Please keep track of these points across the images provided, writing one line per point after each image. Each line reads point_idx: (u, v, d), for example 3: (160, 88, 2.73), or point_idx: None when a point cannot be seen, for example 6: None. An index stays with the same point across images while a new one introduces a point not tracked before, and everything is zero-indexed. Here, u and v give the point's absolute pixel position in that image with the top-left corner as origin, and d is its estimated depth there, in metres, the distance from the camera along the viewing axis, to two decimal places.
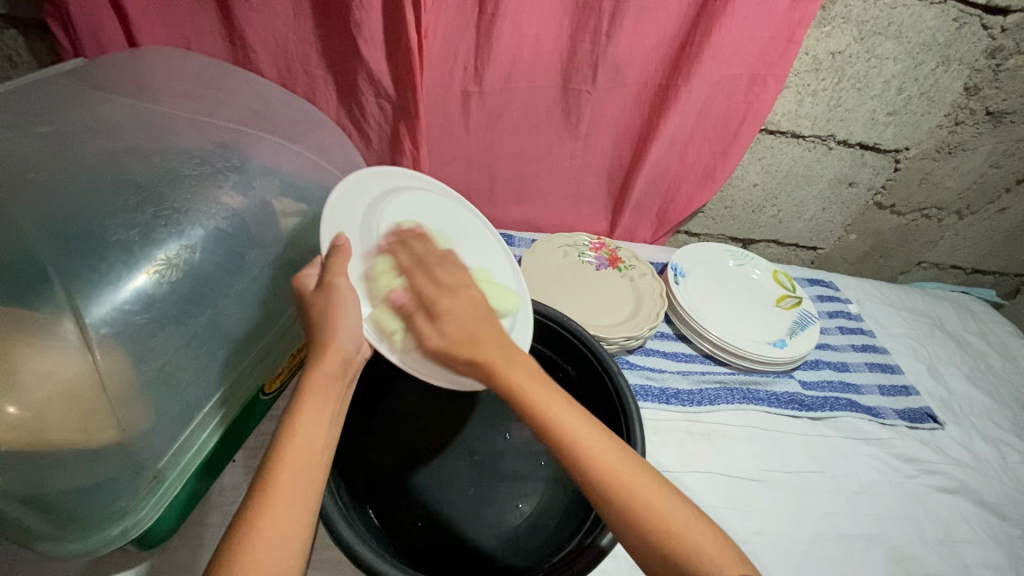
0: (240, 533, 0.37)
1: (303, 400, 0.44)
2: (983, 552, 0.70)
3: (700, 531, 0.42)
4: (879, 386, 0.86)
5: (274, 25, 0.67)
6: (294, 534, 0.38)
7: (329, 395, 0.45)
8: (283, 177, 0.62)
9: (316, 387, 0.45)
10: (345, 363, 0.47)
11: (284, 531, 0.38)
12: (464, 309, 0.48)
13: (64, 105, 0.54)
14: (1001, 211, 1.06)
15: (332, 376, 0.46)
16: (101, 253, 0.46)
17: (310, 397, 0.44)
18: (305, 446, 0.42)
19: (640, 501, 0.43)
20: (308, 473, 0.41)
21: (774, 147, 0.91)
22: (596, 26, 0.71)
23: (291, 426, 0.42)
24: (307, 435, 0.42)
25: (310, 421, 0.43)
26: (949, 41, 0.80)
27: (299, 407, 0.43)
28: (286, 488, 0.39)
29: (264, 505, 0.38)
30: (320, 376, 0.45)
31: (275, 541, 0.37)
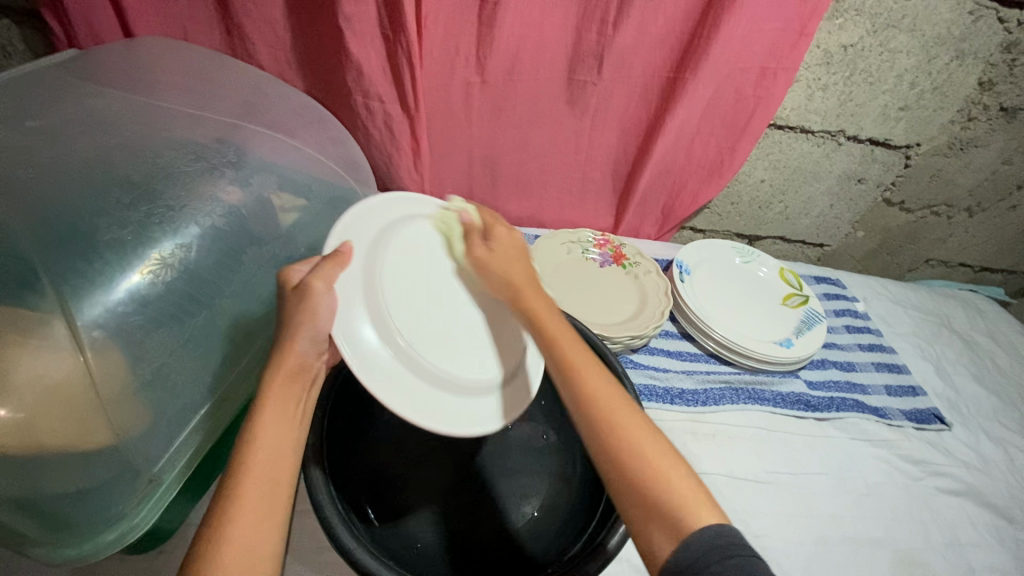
0: (208, 543, 0.36)
1: (262, 411, 0.42)
2: (990, 556, 0.69)
3: (672, 469, 0.41)
4: (886, 386, 0.85)
5: (272, 15, 0.65)
6: (261, 555, 0.37)
7: (291, 402, 0.44)
8: (280, 172, 0.61)
9: (276, 396, 0.43)
10: (303, 369, 0.45)
11: (249, 553, 0.37)
12: (510, 247, 0.57)
13: (56, 99, 0.52)
14: (1012, 208, 1.05)
15: (291, 384, 0.44)
16: (93, 252, 0.45)
17: (268, 406, 0.43)
18: (268, 455, 0.41)
19: (624, 427, 0.43)
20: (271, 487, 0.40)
21: (782, 142, 0.89)
22: (602, 16, 0.69)
23: (256, 430, 0.41)
24: (270, 443, 0.41)
25: (271, 433, 0.42)
26: (964, 34, 0.78)
27: (261, 416, 0.42)
28: (250, 505, 0.38)
29: (238, 508, 0.38)
30: (280, 383, 0.44)
31: (243, 549, 0.37)
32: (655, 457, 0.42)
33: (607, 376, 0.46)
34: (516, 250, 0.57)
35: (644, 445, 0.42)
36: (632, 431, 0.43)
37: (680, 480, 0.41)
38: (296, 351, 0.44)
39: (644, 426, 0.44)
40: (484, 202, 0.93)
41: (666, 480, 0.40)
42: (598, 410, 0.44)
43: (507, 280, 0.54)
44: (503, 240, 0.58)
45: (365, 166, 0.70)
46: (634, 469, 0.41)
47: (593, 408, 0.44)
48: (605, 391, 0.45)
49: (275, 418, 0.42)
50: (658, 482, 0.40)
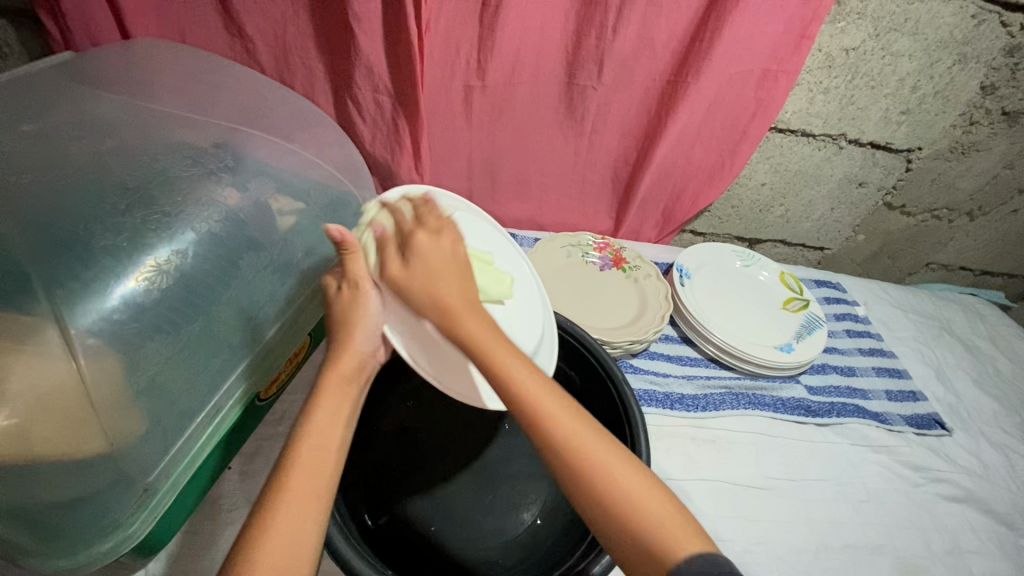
0: (258, 528, 0.37)
1: (320, 401, 0.44)
2: (990, 563, 0.69)
3: (653, 501, 0.40)
4: (887, 391, 0.85)
5: (271, 16, 0.65)
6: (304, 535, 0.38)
7: (344, 396, 0.46)
8: (278, 176, 0.60)
9: (330, 390, 0.45)
10: (361, 366, 0.48)
11: (292, 533, 0.37)
12: (437, 257, 0.48)
13: (52, 103, 0.52)
14: (1013, 212, 1.04)
15: (346, 380, 0.47)
16: (87, 259, 0.44)
17: (325, 399, 0.45)
18: (320, 445, 0.42)
19: (604, 471, 0.41)
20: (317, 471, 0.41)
21: (783, 145, 0.89)
22: (602, 21, 0.69)
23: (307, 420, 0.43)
24: (324, 433, 0.43)
25: (321, 422, 0.43)
26: (966, 38, 0.77)
27: (316, 407, 0.44)
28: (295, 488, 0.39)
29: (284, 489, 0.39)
30: (338, 378, 0.46)
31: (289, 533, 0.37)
32: (633, 490, 0.41)
33: (570, 404, 0.43)
34: (448, 243, 0.49)
35: (627, 483, 0.41)
36: (618, 477, 0.41)
37: (664, 512, 0.40)
38: (354, 345, 0.47)
39: (625, 464, 0.42)
40: (483, 205, 0.93)
41: (648, 517, 0.40)
42: (576, 453, 0.41)
43: (433, 294, 0.45)
44: (424, 253, 0.47)
45: (364, 169, 0.69)
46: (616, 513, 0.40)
47: (557, 444, 0.41)
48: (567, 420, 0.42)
49: (326, 410, 0.44)
50: (640, 516, 0.39)
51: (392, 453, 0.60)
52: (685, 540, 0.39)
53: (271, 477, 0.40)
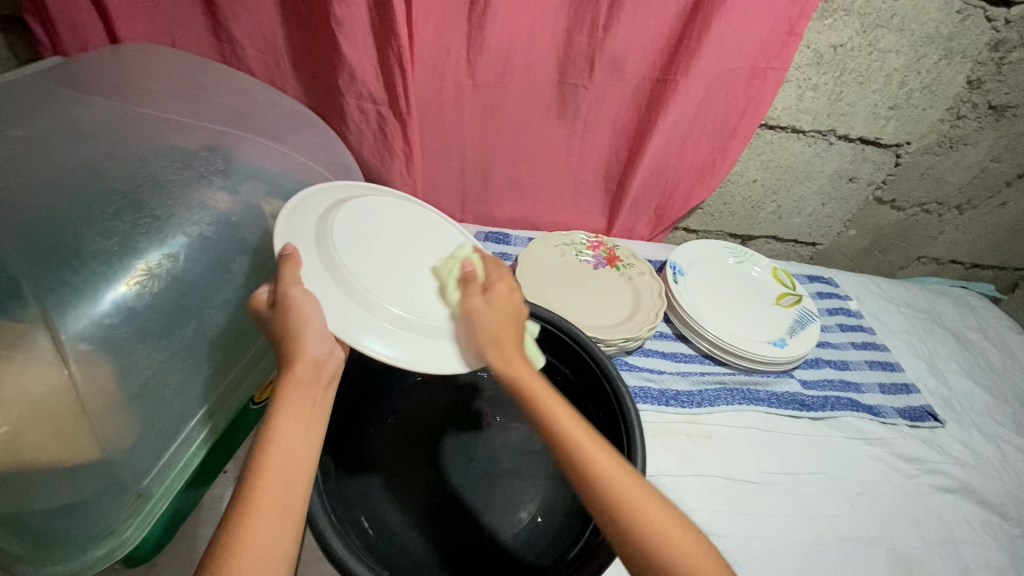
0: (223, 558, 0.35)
1: (280, 412, 0.41)
2: (984, 553, 0.70)
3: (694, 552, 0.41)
4: (880, 384, 0.86)
5: (260, 19, 0.65)
6: (276, 557, 0.36)
7: (307, 400, 0.43)
8: (269, 178, 0.60)
9: (293, 395, 0.42)
10: (320, 366, 0.44)
11: (264, 554, 0.36)
12: (503, 312, 0.50)
13: (40, 108, 0.51)
14: (1001, 205, 1.05)
15: (306, 385, 0.43)
16: (76, 265, 0.44)
17: (287, 407, 0.42)
18: (285, 457, 0.40)
19: (643, 518, 0.41)
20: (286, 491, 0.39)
21: (773, 142, 0.90)
22: (593, 18, 0.69)
23: (270, 433, 0.40)
24: (288, 444, 0.40)
25: (286, 432, 0.41)
26: (952, 33, 0.78)
27: (276, 418, 0.41)
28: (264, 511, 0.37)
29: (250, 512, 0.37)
30: (296, 384, 0.42)
31: (260, 557, 0.35)
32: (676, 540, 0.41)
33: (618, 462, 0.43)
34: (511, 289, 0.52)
35: (664, 527, 0.41)
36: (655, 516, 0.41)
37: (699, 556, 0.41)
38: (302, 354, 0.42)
39: (656, 499, 0.42)
40: (477, 205, 0.93)
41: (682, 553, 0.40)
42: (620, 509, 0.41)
43: (490, 336, 0.48)
44: (497, 298, 0.51)
45: (355, 171, 0.69)
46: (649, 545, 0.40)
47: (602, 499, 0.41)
48: (611, 469, 0.42)
49: (291, 418, 0.41)
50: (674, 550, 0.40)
51: (387, 457, 0.59)
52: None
53: (232, 497, 0.38)
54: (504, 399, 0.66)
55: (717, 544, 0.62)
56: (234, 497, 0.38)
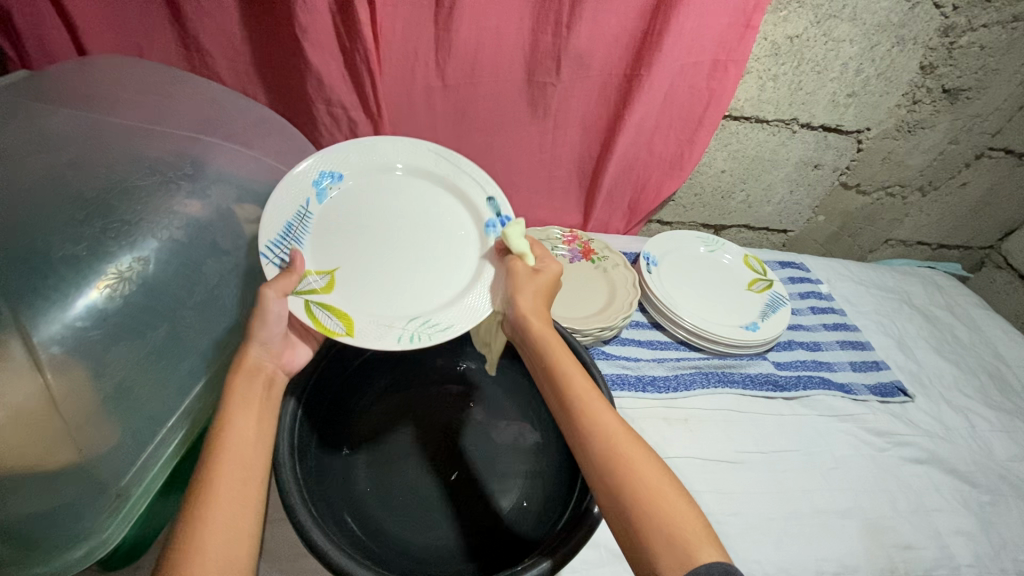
0: (193, 522, 0.39)
1: (233, 396, 0.47)
2: (955, 519, 0.72)
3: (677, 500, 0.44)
4: (851, 363, 0.88)
5: (227, 28, 0.66)
6: (243, 521, 0.40)
7: (252, 397, 0.48)
8: (240, 184, 0.61)
9: (239, 390, 0.48)
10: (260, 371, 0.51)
11: (231, 517, 0.40)
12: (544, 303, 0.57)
13: (6, 119, 0.52)
14: (962, 185, 1.09)
15: (251, 379, 0.50)
16: (46, 271, 0.45)
17: (237, 395, 0.48)
18: (240, 437, 0.45)
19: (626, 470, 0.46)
20: (246, 466, 0.43)
21: (739, 132, 0.92)
22: (556, 18, 0.71)
23: (226, 416, 0.45)
24: (241, 425, 0.45)
25: (239, 419, 0.46)
26: (902, 20, 0.81)
27: (230, 401, 0.47)
28: (227, 481, 0.42)
29: (217, 481, 0.41)
30: (243, 377, 0.49)
31: (229, 519, 0.40)
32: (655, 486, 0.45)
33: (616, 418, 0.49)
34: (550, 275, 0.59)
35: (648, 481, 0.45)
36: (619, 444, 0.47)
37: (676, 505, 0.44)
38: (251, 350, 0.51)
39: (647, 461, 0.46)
40: None
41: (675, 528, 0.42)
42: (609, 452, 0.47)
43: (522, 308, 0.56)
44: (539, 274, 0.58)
45: None
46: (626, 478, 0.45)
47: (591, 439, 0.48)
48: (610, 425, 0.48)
49: (241, 406, 0.47)
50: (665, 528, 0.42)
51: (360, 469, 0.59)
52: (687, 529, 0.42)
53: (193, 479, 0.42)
54: (482, 391, 0.67)
55: None
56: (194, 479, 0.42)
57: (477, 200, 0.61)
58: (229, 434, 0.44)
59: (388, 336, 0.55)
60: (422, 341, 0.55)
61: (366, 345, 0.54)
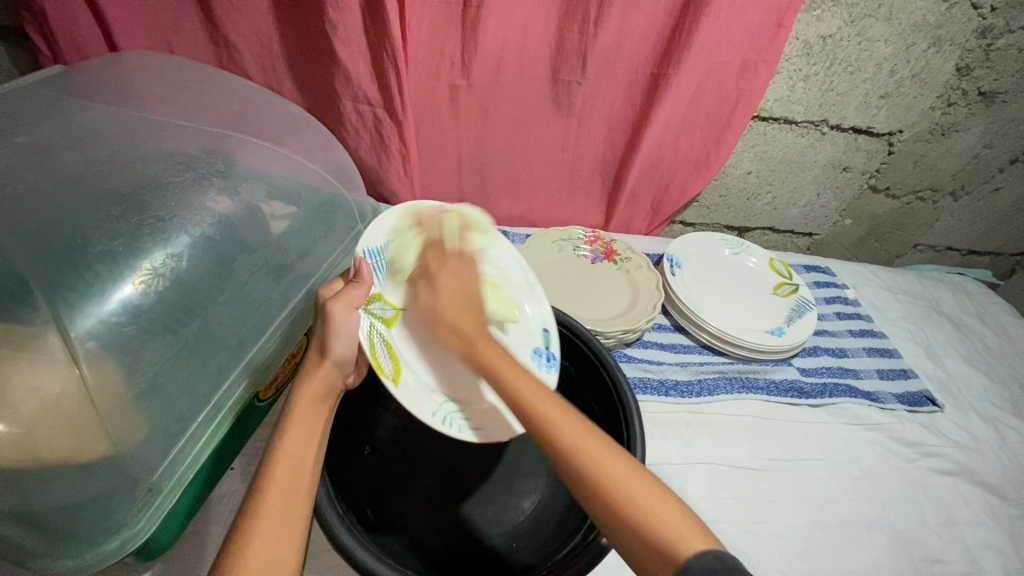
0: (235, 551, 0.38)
1: (293, 414, 0.46)
2: (985, 533, 0.70)
3: (637, 482, 0.41)
4: (878, 370, 0.86)
5: (257, 26, 0.66)
6: (282, 555, 0.39)
7: (314, 415, 0.47)
8: (269, 181, 0.61)
9: (301, 408, 0.47)
10: (330, 386, 0.50)
11: (269, 551, 0.38)
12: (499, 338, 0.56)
13: (43, 115, 0.53)
14: (995, 191, 1.06)
15: (319, 398, 0.48)
16: (82, 266, 0.45)
17: (300, 413, 0.47)
18: (294, 464, 0.43)
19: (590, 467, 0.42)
20: (291, 495, 0.42)
21: (766, 133, 0.91)
22: (583, 16, 0.70)
23: (281, 436, 0.45)
24: (298, 448, 0.44)
25: (294, 440, 0.45)
26: (939, 21, 0.79)
27: (290, 421, 0.46)
28: (271, 510, 0.40)
29: (262, 507, 0.40)
30: (311, 397, 0.48)
31: (272, 552, 0.38)
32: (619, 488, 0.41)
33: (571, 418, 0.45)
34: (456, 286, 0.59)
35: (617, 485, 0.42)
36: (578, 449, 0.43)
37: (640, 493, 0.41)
38: (325, 365, 0.49)
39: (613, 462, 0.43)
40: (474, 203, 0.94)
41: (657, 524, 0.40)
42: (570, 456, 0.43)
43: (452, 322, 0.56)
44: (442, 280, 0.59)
45: (352, 171, 0.70)
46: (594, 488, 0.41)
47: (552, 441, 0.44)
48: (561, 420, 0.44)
49: (297, 429, 0.45)
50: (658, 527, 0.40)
51: (382, 469, 0.58)
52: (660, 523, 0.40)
53: (247, 499, 0.41)
54: None
55: (718, 530, 0.63)
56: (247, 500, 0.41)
57: (534, 326, 0.64)
58: (285, 455, 0.44)
59: (423, 406, 0.54)
60: (450, 427, 0.53)
61: (404, 400, 0.53)
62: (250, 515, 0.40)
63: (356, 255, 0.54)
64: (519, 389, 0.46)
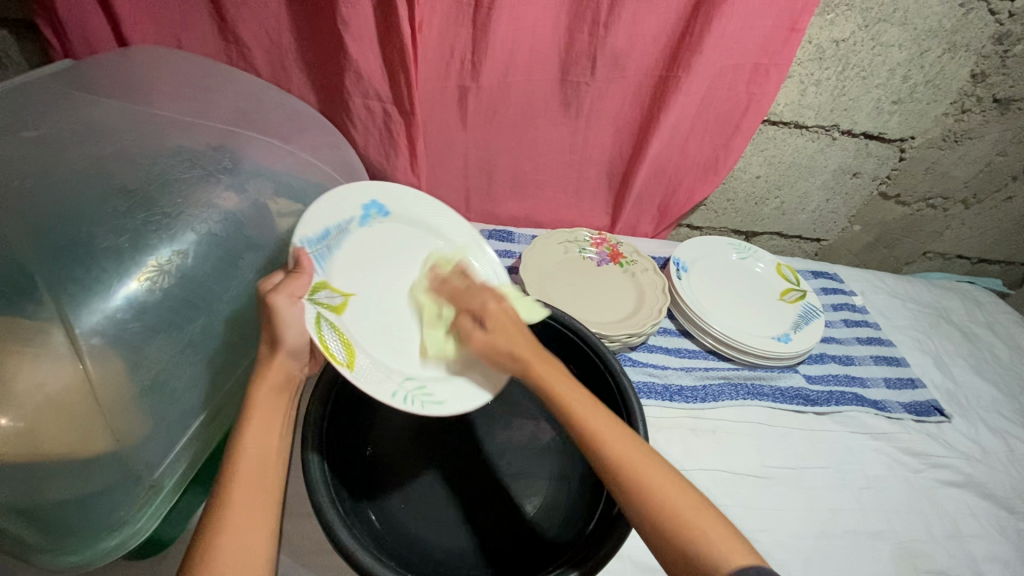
0: (204, 554, 0.37)
1: (255, 410, 0.44)
2: (991, 547, 0.69)
3: (678, 492, 0.45)
4: (885, 379, 0.86)
5: (266, 22, 0.66)
6: (253, 557, 0.39)
7: (276, 408, 0.45)
8: (276, 178, 0.61)
9: (263, 402, 0.45)
10: (291, 376, 0.48)
11: (240, 555, 0.38)
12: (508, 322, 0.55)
13: (52, 109, 0.53)
14: (1007, 199, 1.05)
15: (279, 390, 0.46)
16: (88, 261, 0.45)
17: (258, 409, 0.45)
18: (260, 461, 0.42)
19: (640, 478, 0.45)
20: (261, 494, 0.41)
21: (776, 138, 0.90)
22: (593, 17, 0.70)
23: (246, 433, 0.43)
24: (261, 441, 0.43)
25: (257, 436, 0.43)
26: (955, 26, 0.78)
27: (251, 416, 0.44)
28: (240, 512, 0.40)
29: (230, 507, 0.40)
30: (269, 389, 0.45)
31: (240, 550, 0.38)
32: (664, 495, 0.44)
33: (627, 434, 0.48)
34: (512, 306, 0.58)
35: (667, 494, 0.44)
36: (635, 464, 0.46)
37: (696, 510, 0.44)
38: (279, 358, 0.46)
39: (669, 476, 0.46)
40: (480, 203, 0.93)
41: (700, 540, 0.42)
42: (628, 476, 0.45)
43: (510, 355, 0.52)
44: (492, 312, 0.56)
45: (359, 169, 0.70)
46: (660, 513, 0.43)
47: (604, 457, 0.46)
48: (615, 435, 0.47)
49: (259, 423, 0.44)
50: (694, 538, 0.42)
51: (383, 469, 0.58)
52: (707, 532, 0.43)
53: (209, 505, 0.40)
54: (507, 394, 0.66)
55: None
56: (211, 499, 0.40)
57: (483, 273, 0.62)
58: (250, 449, 0.42)
59: (382, 387, 0.50)
60: (412, 403, 0.50)
61: (361, 384, 0.48)
62: (217, 518, 0.39)
63: (295, 245, 0.50)
64: (572, 404, 0.49)
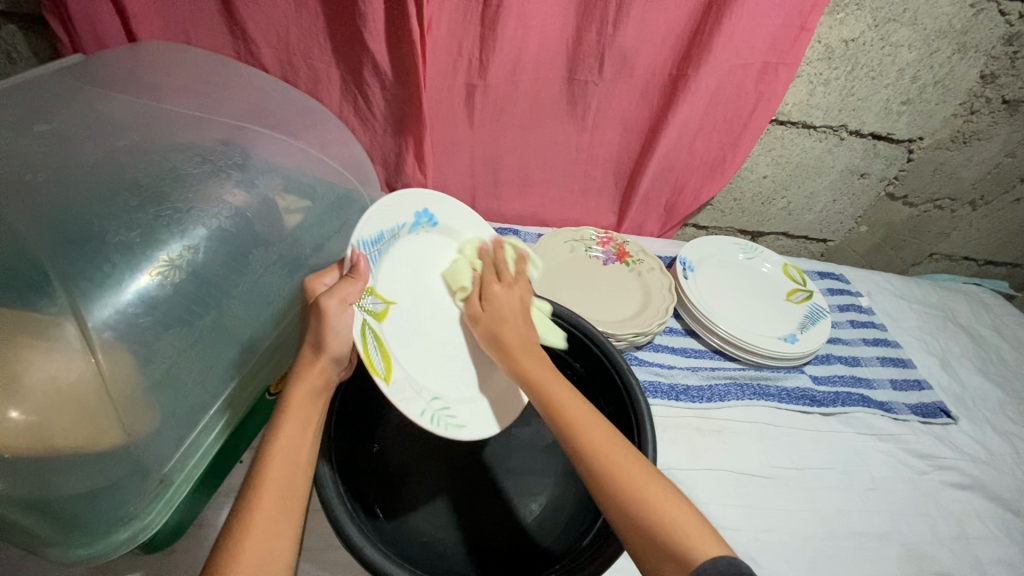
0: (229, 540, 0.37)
1: (290, 407, 0.44)
2: (997, 549, 0.69)
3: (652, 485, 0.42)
4: (891, 381, 0.85)
5: (275, 18, 0.66)
6: (278, 549, 0.37)
7: (310, 409, 0.45)
8: (286, 174, 0.62)
9: (297, 401, 0.44)
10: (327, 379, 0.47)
11: (266, 547, 0.37)
12: (503, 306, 0.55)
13: (63, 103, 0.53)
14: (1015, 201, 1.04)
15: (317, 391, 0.46)
16: (99, 256, 0.46)
17: (295, 407, 0.44)
18: (290, 457, 0.42)
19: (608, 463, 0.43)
20: (289, 490, 0.40)
21: (784, 137, 0.89)
22: (602, 16, 0.70)
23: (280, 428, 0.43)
24: (295, 437, 0.43)
25: (290, 434, 0.43)
26: (965, 27, 0.78)
27: (287, 413, 0.44)
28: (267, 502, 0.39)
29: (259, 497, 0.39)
30: (307, 388, 0.45)
31: (269, 540, 0.37)
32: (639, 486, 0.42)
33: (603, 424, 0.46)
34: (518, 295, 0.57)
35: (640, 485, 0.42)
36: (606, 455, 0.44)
37: (679, 511, 0.41)
38: (323, 360, 0.46)
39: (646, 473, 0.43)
40: (487, 201, 0.93)
41: (675, 529, 0.40)
42: (596, 460, 0.44)
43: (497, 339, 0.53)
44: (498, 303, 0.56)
45: (367, 166, 0.70)
46: (644, 516, 0.41)
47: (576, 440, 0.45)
48: (584, 417, 0.46)
49: (294, 421, 0.43)
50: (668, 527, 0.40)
51: (390, 466, 0.58)
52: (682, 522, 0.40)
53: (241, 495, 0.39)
54: None
55: (727, 538, 0.62)
56: (245, 491, 0.39)
57: None
58: (283, 446, 0.42)
59: (413, 403, 0.50)
60: (438, 424, 0.51)
61: (394, 400, 0.48)
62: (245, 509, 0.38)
63: (353, 247, 0.49)
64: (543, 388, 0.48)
